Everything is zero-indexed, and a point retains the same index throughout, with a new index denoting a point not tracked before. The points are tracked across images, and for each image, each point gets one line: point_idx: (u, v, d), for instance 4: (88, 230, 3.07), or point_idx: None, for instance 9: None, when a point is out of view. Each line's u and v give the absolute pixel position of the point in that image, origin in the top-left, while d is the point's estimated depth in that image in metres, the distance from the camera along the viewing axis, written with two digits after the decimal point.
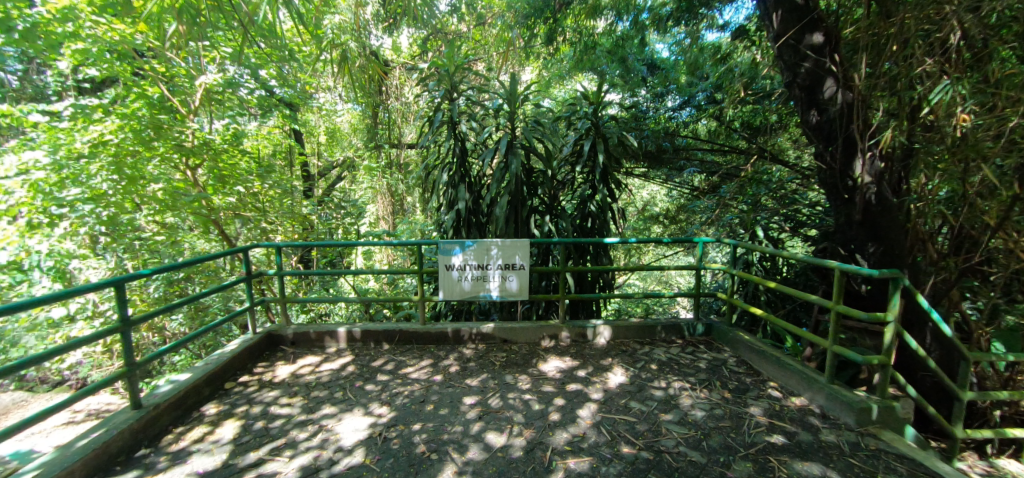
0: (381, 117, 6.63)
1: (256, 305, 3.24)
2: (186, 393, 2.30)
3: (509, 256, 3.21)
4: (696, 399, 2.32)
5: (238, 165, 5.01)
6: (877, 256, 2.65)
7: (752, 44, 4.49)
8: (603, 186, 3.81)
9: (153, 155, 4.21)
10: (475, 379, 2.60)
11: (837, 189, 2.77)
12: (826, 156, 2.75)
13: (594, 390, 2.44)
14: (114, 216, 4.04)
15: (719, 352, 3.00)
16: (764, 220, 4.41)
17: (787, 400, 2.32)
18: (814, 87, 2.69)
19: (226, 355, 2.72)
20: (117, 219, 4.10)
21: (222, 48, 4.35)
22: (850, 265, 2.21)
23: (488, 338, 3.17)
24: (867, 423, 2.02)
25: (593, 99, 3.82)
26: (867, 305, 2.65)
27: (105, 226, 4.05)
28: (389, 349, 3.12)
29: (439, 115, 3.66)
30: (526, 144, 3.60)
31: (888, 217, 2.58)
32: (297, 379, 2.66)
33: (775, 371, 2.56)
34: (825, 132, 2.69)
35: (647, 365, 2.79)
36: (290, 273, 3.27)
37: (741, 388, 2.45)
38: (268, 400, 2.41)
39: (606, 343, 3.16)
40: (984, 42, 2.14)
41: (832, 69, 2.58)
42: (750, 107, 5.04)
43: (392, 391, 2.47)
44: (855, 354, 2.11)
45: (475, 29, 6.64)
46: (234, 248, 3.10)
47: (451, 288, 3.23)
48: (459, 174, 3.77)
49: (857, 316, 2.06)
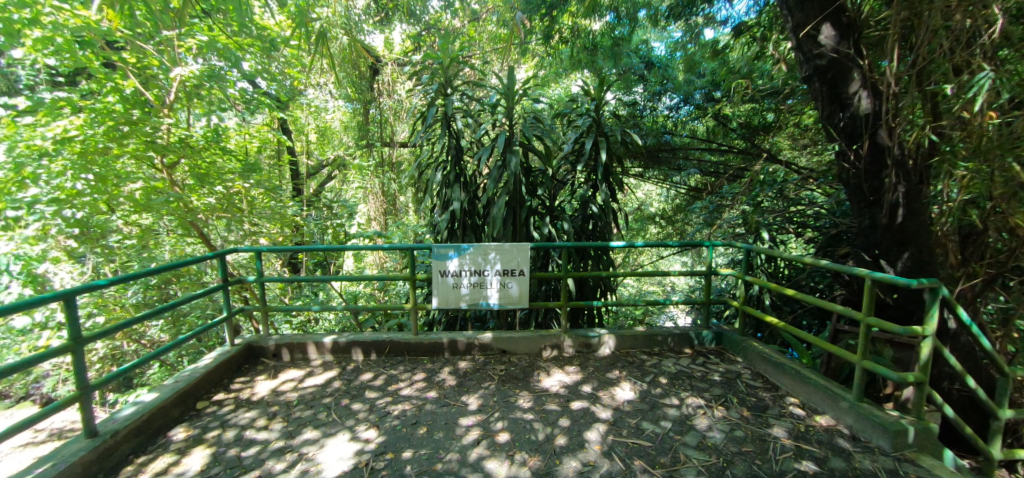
0: (371, 113, 6.43)
1: (235, 313, 2.97)
2: (151, 416, 2.07)
3: (509, 261, 3.00)
4: (714, 420, 2.13)
5: (217, 162, 4.73)
6: (906, 263, 2.43)
7: (755, 38, 4.32)
8: (603, 185, 3.61)
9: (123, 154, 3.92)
10: (472, 396, 2.39)
11: (863, 190, 2.55)
12: (850, 156, 2.54)
13: (602, 409, 2.24)
14: (87, 217, 3.83)
15: (732, 363, 2.82)
16: (770, 221, 4.24)
17: (811, 419, 2.14)
18: (836, 81, 2.46)
19: (199, 371, 2.49)
20: (90, 221, 3.88)
21: (196, 36, 4.01)
22: (881, 274, 2.03)
23: (487, 349, 2.96)
24: (903, 447, 1.85)
25: (595, 95, 3.63)
26: (894, 314, 2.52)
27: (75, 228, 3.83)
28: (378, 361, 2.90)
29: (433, 111, 3.43)
30: (525, 141, 3.40)
31: (918, 220, 2.39)
32: (277, 397, 2.43)
33: (796, 385, 2.37)
34: (849, 130, 2.46)
35: (657, 379, 2.59)
36: (272, 280, 2.99)
37: (760, 405, 2.27)
38: (244, 422, 2.18)
39: (611, 353, 2.97)
40: (1008, 38, 2.05)
41: (859, 61, 2.34)
42: (749, 107, 4.95)
43: (382, 411, 2.25)
44: (889, 371, 1.93)
45: (470, 25, 6.45)
46: (211, 252, 2.84)
47: (446, 296, 3.02)
48: (454, 173, 3.56)
49: (892, 330, 1.88)
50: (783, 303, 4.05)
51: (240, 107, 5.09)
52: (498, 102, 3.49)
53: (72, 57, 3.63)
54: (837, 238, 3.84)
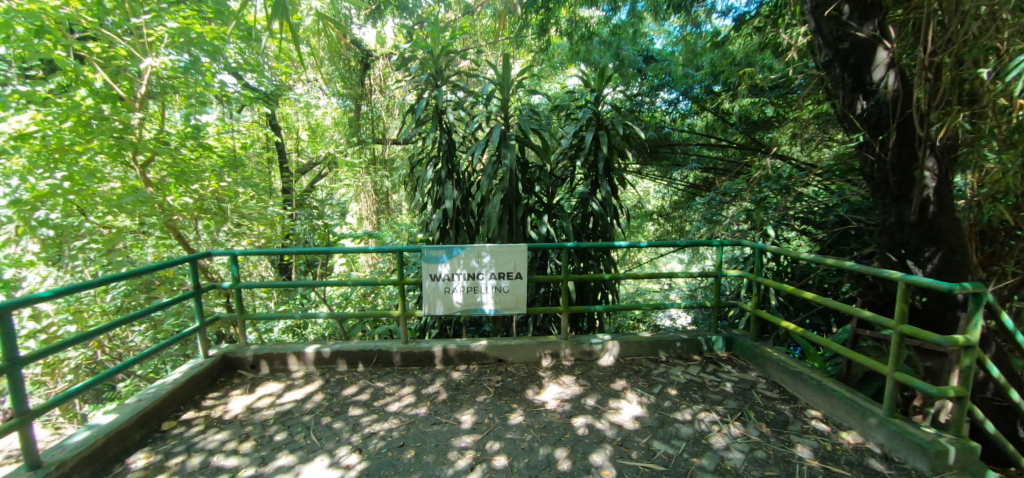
0: (364, 109, 6.24)
1: (207, 323, 2.73)
2: (108, 441, 1.86)
3: (505, 263, 2.80)
4: (731, 438, 1.94)
5: (197, 160, 4.54)
6: (935, 263, 2.24)
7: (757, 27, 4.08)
8: (603, 182, 3.38)
9: (85, 150, 3.70)
10: (466, 413, 2.19)
11: (887, 186, 2.33)
12: (875, 147, 2.32)
13: (607, 425, 2.06)
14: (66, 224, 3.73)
15: (745, 371, 2.63)
16: (773, 219, 3.97)
17: (837, 436, 1.96)
18: (859, 66, 2.26)
19: (167, 387, 2.27)
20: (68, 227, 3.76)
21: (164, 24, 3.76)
22: (916, 276, 1.82)
23: (481, 358, 2.76)
24: (944, 470, 1.66)
25: (595, 86, 3.43)
26: (926, 320, 2.33)
27: (53, 231, 3.67)
28: (364, 373, 2.69)
29: (424, 103, 3.23)
30: (521, 135, 3.18)
31: (950, 218, 2.18)
32: (252, 415, 2.22)
33: (817, 397, 2.19)
34: (874, 119, 2.26)
35: (666, 390, 2.40)
36: (251, 285, 2.79)
37: (780, 421, 2.08)
38: (212, 446, 1.96)
39: (614, 361, 2.78)
40: None
41: (885, 43, 2.14)
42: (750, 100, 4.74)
43: (367, 431, 2.04)
44: (927, 385, 1.74)
45: (464, 19, 6.19)
46: (182, 257, 2.65)
47: (437, 301, 2.81)
48: (446, 170, 3.36)
49: (931, 340, 1.69)
50: (791, 304, 3.89)
51: (222, 102, 4.90)
52: (491, 93, 3.29)
53: (25, 45, 3.35)
54: (843, 241, 3.72)
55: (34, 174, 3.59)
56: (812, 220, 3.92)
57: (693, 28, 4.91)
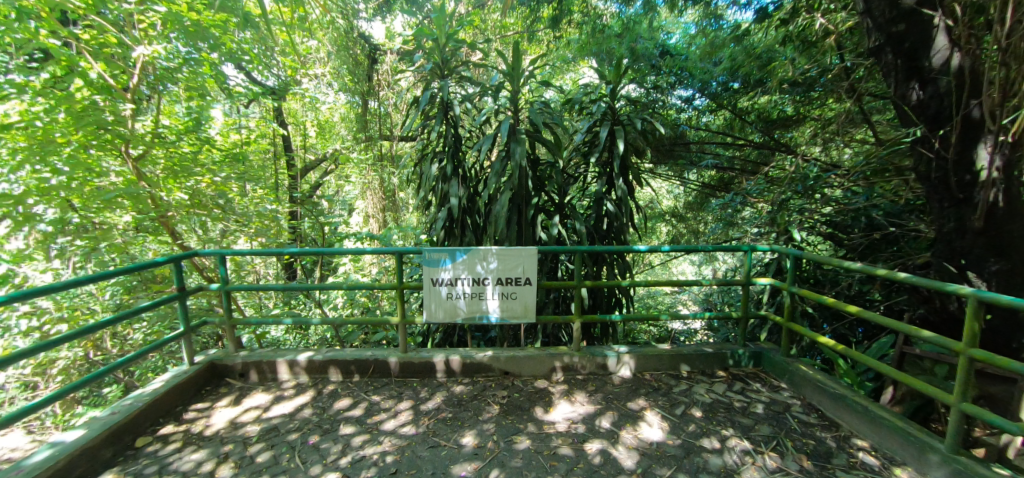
0: (371, 106, 6.01)
1: (193, 328, 2.55)
2: (72, 461, 1.68)
3: (512, 268, 2.57)
4: (768, 474, 1.70)
5: (195, 156, 4.38)
6: (1002, 276, 1.96)
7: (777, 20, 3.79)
8: (620, 181, 3.20)
9: (70, 142, 3.52)
10: (468, 434, 1.98)
11: (947, 187, 2.05)
12: (934, 143, 2.04)
13: (625, 453, 1.83)
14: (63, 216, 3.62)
15: (777, 391, 2.38)
16: (801, 221, 3.64)
17: (890, 473, 1.71)
18: (915, 51, 1.99)
19: (144, 399, 2.09)
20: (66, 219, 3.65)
21: (154, 9, 3.60)
22: (990, 292, 1.54)
23: (486, 370, 2.55)
24: None
25: (611, 77, 3.21)
26: (989, 342, 2.07)
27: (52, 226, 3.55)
28: (359, 384, 2.49)
29: (428, 95, 3.03)
30: (532, 129, 2.94)
31: (1020, 224, 1.90)
32: (234, 432, 2.03)
33: (864, 425, 1.94)
34: (933, 111, 1.99)
35: (690, 412, 2.16)
36: (239, 288, 2.62)
37: (822, 452, 1.84)
38: (186, 468, 1.78)
39: (630, 376, 2.55)
40: None
41: (949, 23, 1.88)
42: (768, 99, 4.50)
43: (356, 455, 1.84)
44: (1003, 420, 1.47)
45: (475, 12, 5.95)
46: (168, 256, 2.45)
47: (439, 308, 2.61)
48: (452, 166, 3.14)
49: (1008, 369, 1.41)
50: (818, 313, 3.60)
51: (224, 94, 4.73)
52: (501, 84, 3.06)
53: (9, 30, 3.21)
54: (873, 248, 3.39)
55: (23, 168, 3.44)
56: (839, 224, 3.56)
57: (710, 22, 4.55)
